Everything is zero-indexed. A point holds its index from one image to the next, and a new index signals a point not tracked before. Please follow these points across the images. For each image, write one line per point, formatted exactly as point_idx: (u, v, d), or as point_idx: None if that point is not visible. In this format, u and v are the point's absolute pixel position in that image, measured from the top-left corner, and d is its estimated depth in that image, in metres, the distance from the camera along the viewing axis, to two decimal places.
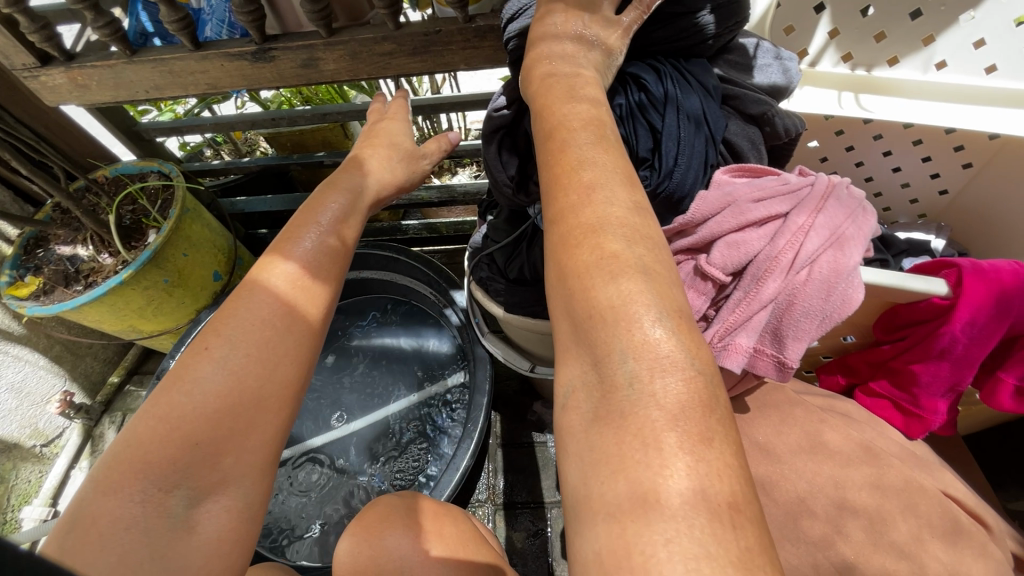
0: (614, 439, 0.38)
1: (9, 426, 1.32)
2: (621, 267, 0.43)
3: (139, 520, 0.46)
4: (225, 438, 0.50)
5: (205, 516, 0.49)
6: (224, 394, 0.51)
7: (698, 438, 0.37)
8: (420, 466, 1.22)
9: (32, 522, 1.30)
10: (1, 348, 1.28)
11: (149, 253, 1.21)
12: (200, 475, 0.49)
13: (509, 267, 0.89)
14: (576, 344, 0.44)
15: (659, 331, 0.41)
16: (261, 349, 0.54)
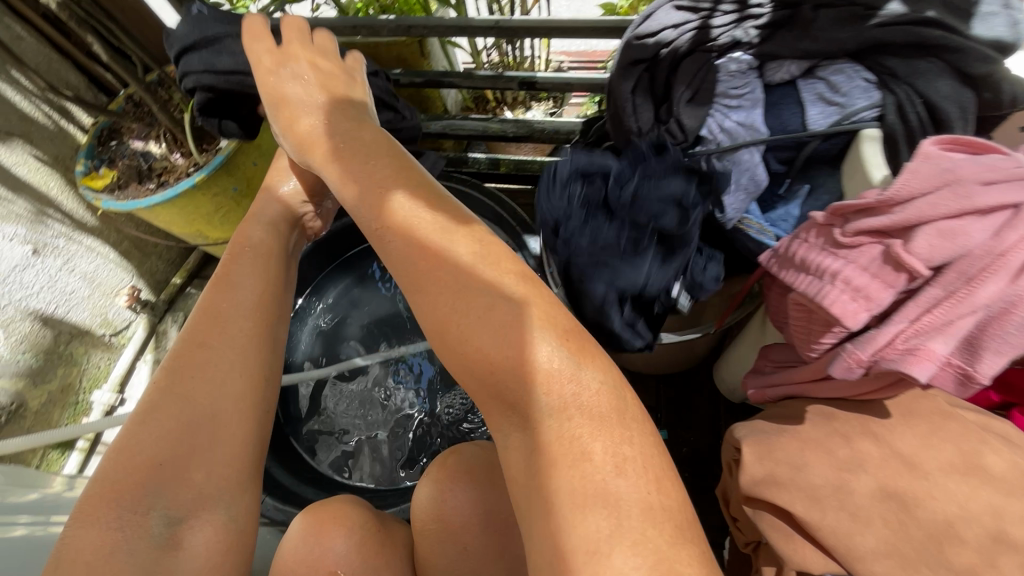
0: (554, 478, 0.42)
1: (83, 313, 1.36)
2: (501, 312, 0.48)
3: (121, 542, 0.49)
4: (185, 459, 0.55)
5: (187, 530, 0.53)
6: (144, 411, 0.55)
7: (619, 460, 0.42)
8: (467, 408, 1.19)
9: (101, 406, 1.37)
10: (75, 238, 1.31)
11: (222, 158, 1.17)
12: (170, 497, 0.53)
13: None
14: (497, 405, 0.49)
15: (568, 385, 0.45)
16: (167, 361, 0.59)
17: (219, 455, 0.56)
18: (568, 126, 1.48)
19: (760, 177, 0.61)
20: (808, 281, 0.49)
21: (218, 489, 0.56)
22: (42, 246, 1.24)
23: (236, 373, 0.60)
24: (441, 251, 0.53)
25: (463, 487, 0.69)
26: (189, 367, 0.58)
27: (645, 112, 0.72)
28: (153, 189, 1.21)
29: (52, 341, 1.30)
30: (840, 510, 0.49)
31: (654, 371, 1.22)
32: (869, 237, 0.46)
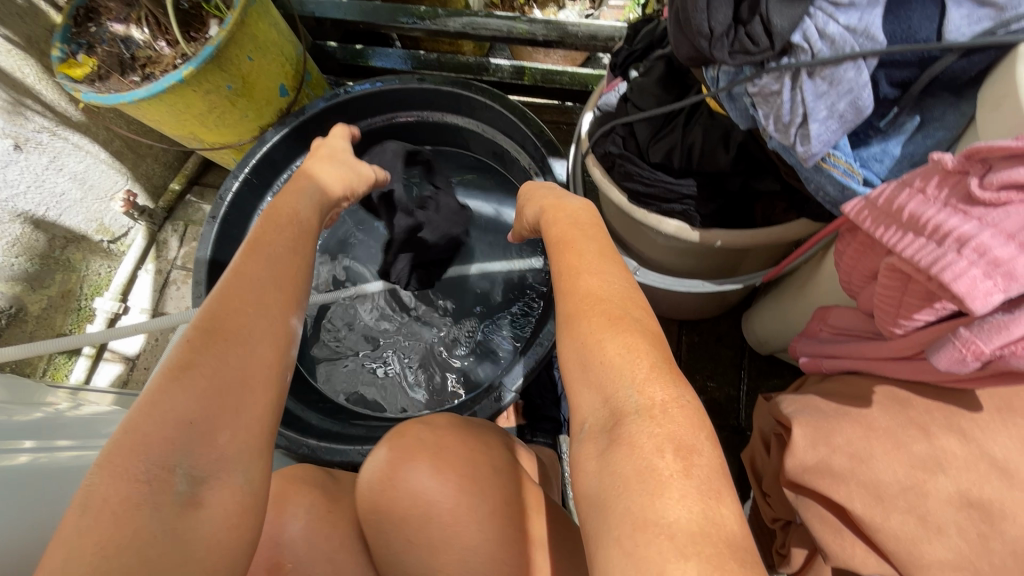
0: (625, 495, 0.37)
1: (76, 218, 1.29)
2: (620, 321, 0.46)
3: (138, 497, 0.41)
4: (221, 413, 0.46)
5: (212, 491, 0.44)
6: (197, 368, 0.47)
7: (685, 459, 0.37)
8: (473, 342, 1.14)
9: (104, 314, 1.34)
10: (60, 134, 1.20)
11: (211, 49, 1.03)
12: (202, 451, 0.45)
13: (654, 147, 0.70)
14: (582, 385, 0.45)
15: (638, 383, 0.42)
16: (216, 319, 0.51)
17: (256, 409, 0.49)
18: (607, 32, 1.28)
19: (866, 103, 0.47)
20: (919, 245, 0.38)
21: (249, 452, 0.47)
22: (23, 141, 1.13)
23: (280, 344, 0.54)
24: (590, 266, 0.53)
25: (416, 470, 0.65)
26: (230, 324, 0.51)
27: (724, 7, 0.50)
28: (138, 83, 1.08)
29: (46, 245, 1.25)
30: (907, 512, 0.43)
31: (678, 315, 1.15)
32: (1021, 191, 0.34)
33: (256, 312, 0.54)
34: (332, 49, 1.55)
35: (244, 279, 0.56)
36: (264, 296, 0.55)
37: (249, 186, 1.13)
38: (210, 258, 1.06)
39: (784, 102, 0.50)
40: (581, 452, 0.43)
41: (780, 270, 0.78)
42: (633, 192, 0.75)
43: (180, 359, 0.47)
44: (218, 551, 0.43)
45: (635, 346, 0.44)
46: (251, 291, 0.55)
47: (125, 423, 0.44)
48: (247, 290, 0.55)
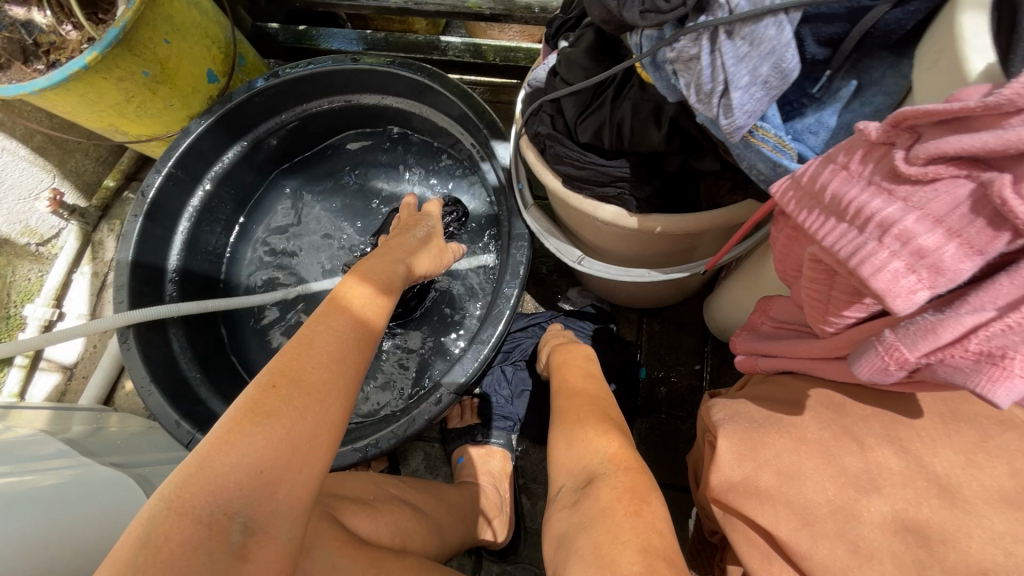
0: (587, 543, 0.43)
1: None
2: (596, 409, 0.60)
3: (195, 541, 0.41)
4: (287, 466, 0.46)
5: (259, 544, 0.43)
6: (273, 415, 0.47)
7: (638, 503, 0.45)
8: (419, 342, 1.07)
9: (36, 321, 1.26)
10: None
11: (116, 31, 0.94)
12: (261, 502, 0.44)
13: (582, 126, 0.64)
14: (563, 453, 0.56)
15: (613, 457, 0.51)
16: (297, 368, 0.51)
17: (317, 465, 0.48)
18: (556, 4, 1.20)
19: (791, 66, 0.40)
20: (839, 232, 0.32)
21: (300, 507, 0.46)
22: None
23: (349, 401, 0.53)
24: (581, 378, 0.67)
25: None
26: (309, 376, 0.51)
27: None
28: (42, 71, 0.99)
29: None
30: (837, 539, 0.37)
31: (636, 303, 1.09)
32: (953, 165, 0.28)
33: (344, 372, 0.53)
34: (273, 31, 1.46)
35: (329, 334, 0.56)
36: (340, 348, 0.55)
37: (175, 181, 1.05)
38: (132, 260, 0.99)
39: (703, 67, 0.44)
40: (554, 505, 0.51)
41: (722, 258, 0.72)
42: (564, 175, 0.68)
43: (263, 404, 0.47)
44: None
45: (608, 426, 0.56)
46: (334, 346, 0.55)
47: (192, 460, 0.44)
48: (331, 345, 0.55)
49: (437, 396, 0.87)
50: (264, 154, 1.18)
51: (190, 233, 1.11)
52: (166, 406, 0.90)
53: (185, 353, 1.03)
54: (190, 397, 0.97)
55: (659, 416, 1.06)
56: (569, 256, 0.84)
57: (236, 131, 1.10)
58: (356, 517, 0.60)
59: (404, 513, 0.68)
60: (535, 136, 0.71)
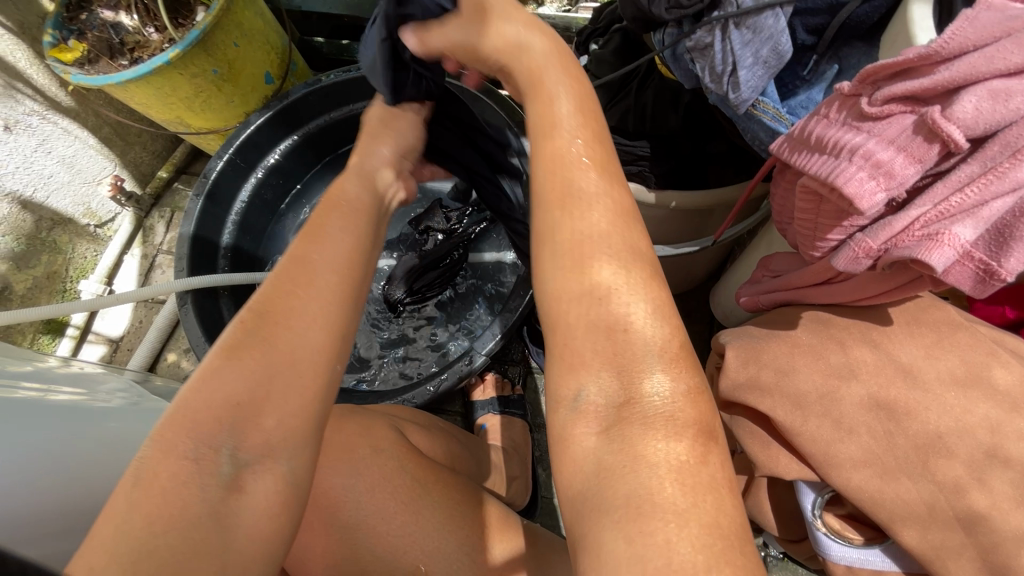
0: (611, 470, 0.36)
1: (64, 201, 1.32)
2: (599, 212, 0.43)
3: (187, 475, 0.39)
4: (273, 396, 0.43)
5: (254, 476, 0.41)
6: (253, 346, 0.44)
7: (697, 451, 0.35)
8: (446, 319, 1.17)
9: (90, 296, 1.36)
10: (50, 118, 1.24)
11: (197, 32, 1.07)
12: (249, 434, 0.41)
13: (609, 111, 0.75)
14: (579, 349, 0.40)
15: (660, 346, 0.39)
16: (271, 298, 0.46)
17: (307, 386, 0.45)
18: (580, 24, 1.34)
19: (785, 49, 0.51)
20: (821, 161, 0.42)
21: (299, 436, 0.44)
22: (13, 123, 1.17)
23: (336, 310, 0.47)
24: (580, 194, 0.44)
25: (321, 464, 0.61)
26: (289, 302, 0.47)
27: None
28: (126, 66, 1.13)
29: (33, 226, 1.27)
30: (823, 416, 0.47)
31: None
32: (901, 104, 0.38)
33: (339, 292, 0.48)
34: (319, 44, 1.60)
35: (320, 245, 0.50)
36: (331, 256, 0.50)
37: (234, 167, 1.16)
38: (192, 234, 1.09)
39: (716, 52, 0.54)
40: (572, 417, 0.39)
41: (726, 233, 0.82)
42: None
43: (245, 335, 0.44)
44: (258, 538, 0.40)
45: (642, 283, 0.41)
46: (317, 258, 0.49)
47: (178, 396, 0.43)
48: (327, 258, 0.49)
49: (467, 359, 0.96)
50: (310, 148, 1.29)
51: (241, 215, 1.21)
52: None
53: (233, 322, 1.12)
54: None
55: None
56: None
57: (289, 125, 1.21)
58: (416, 434, 0.72)
59: (449, 440, 0.80)
60: None
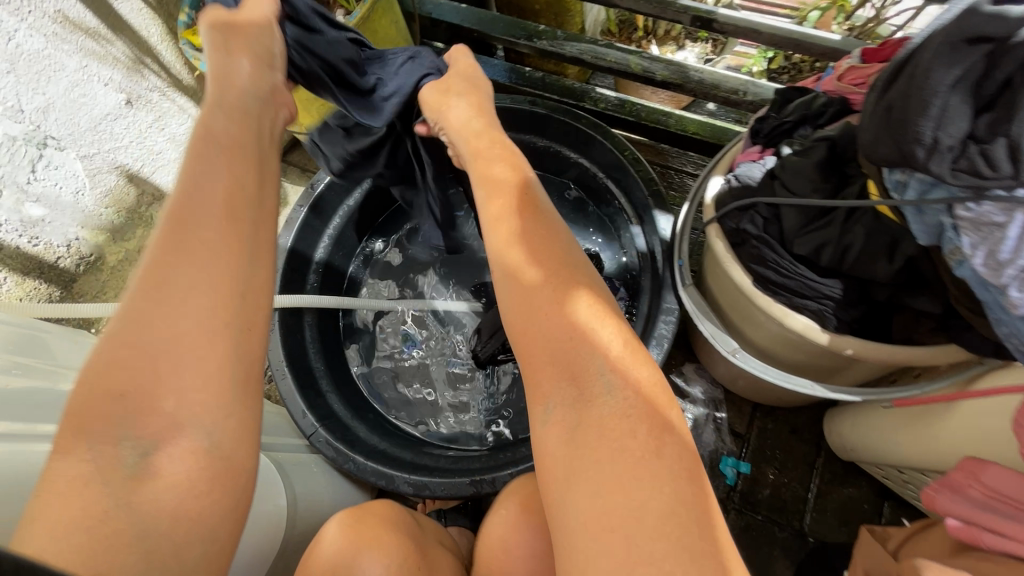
0: (601, 470, 0.46)
1: (167, 177, 1.31)
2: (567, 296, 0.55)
3: (89, 473, 0.39)
4: (161, 379, 0.42)
5: (170, 458, 0.41)
6: (131, 318, 0.44)
7: (657, 441, 0.46)
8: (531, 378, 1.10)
9: None
10: (168, 95, 1.22)
11: None
12: (146, 417, 0.41)
13: (800, 239, 0.64)
14: (556, 380, 0.52)
15: (609, 350, 0.52)
16: (161, 262, 0.46)
17: (208, 363, 0.43)
18: (729, 83, 1.21)
19: None
20: None
21: (211, 411, 0.43)
22: (135, 97, 1.16)
23: (225, 262, 0.47)
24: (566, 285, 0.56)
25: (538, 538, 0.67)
26: (167, 290, 0.44)
27: (960, 122, 0.47)
28: None
29: (134, 200, 1.24)
30: None
31: (757, 397, 1.07)
32: None
33: (167, 254, 0.46)
34: (437, 50, 1.53)
35: (205, 227, 0.48)
36: (200, 236, 0.47)
37: (342, 181, 1.12)
38: (290, 247, 1.06)
39: (1009, 238, 0.47)
40: (543, 432, 0.51)
41: (904, 394, 0.70)
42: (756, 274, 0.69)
43: (139, 321, 0.43)
44: (186, 521, 0.40)
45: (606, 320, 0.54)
46: (204, 231, 0.48)
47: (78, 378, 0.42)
48: (215, 188, 0.51)
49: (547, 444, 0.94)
50: None
51: (339, 230, 1.16)
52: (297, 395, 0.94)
53: (315, 347, 1.07)
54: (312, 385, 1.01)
55: (757, 517, 1.03)
56: (725, 345, 0.83)
57: None
58: None
59: None
60: (734, 228, 0.71)
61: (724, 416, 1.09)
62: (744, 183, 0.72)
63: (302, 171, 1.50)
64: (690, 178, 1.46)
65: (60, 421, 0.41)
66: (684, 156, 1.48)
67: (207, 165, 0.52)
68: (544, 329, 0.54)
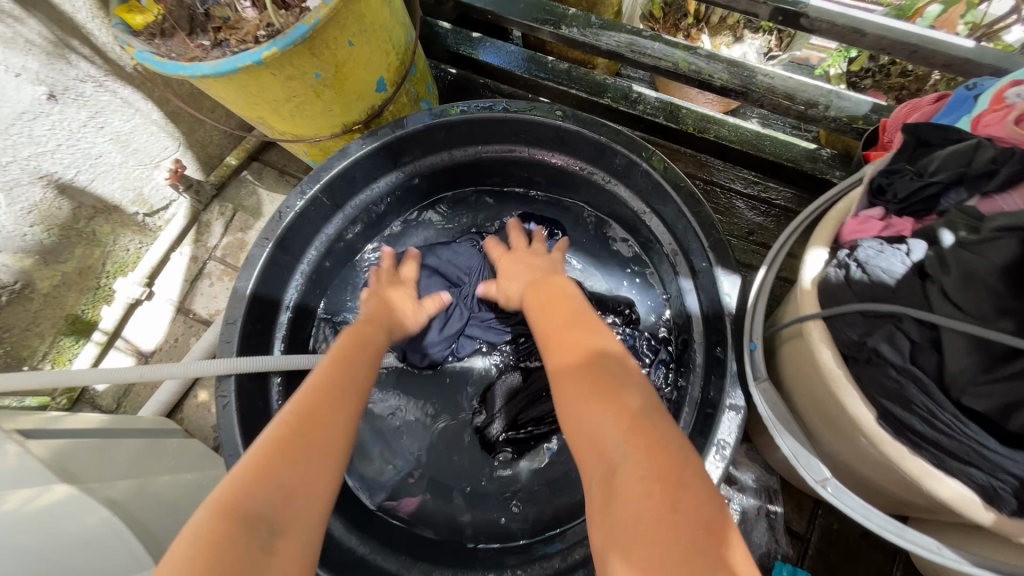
0: None
1: (112, 185, 1.08)
2: (601, 383, 0.55)
3: (221, 539, 0.43)
4: (298, 488, 0.49)
5: (285, 544, 0.45)
6: (306, 418, 0.55)
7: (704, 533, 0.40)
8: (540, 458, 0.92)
9: (126, 298, 1.14)
10: (107, 86, 0.98)
11: (305, 28, 0.78)
12: (288, 503, 0.47)
13: (975, 387, 0.45)
14: (598, 489, 0.48)
15: (624, 431, 0.49)
16: (344, 379, 0.63)
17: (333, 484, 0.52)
18: (808, 93, 0.99)
19: None
20: None
21: (321, 518, 0.49)
22: (60, 90, 0.92)
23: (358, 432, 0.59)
24: (599, 374, 0.56)
25: None
26: (318, 410, 0.57)
27: None
28: (206, 50, 0.85)
29: (70, 215, 1.03)
30: None
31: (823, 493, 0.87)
32: None
33: (314, 390, 0.60)
34: (442, 31, 1.27)
35: (352, 398, 0.61)
36: (353, 398, 0.61)
37: (317, 207, 0.90)
38: (251, 292, 0.84)
39: None
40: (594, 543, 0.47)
41: None
42: (886, 413, 0.49)
43: (309, 436, 0.54)
44: None
45: (621, 401, 0.52)
46: (370, 364, 0.69)
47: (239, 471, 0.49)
48: (359, 368, 0.67)
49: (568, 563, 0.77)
50: (415, 188, 1.01)
51: (315, 265, 0.95)
52: None
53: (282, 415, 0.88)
54: None
55: None
56: (810, 471, 0.63)
57: (396, 159, 0.94)
58: None
59: None
60: (857, 340, 0.51)
61: (780, 511, 0.89)
62: (877, 278, 0.50)
63: (280, 174, 1.26)
64: (741, 199, 1.19)
65: (208, 501, 0.46)
66: (732, 171, 1.20)
67: (348, 357, 0.68)
68: (576, 412, 0.54)
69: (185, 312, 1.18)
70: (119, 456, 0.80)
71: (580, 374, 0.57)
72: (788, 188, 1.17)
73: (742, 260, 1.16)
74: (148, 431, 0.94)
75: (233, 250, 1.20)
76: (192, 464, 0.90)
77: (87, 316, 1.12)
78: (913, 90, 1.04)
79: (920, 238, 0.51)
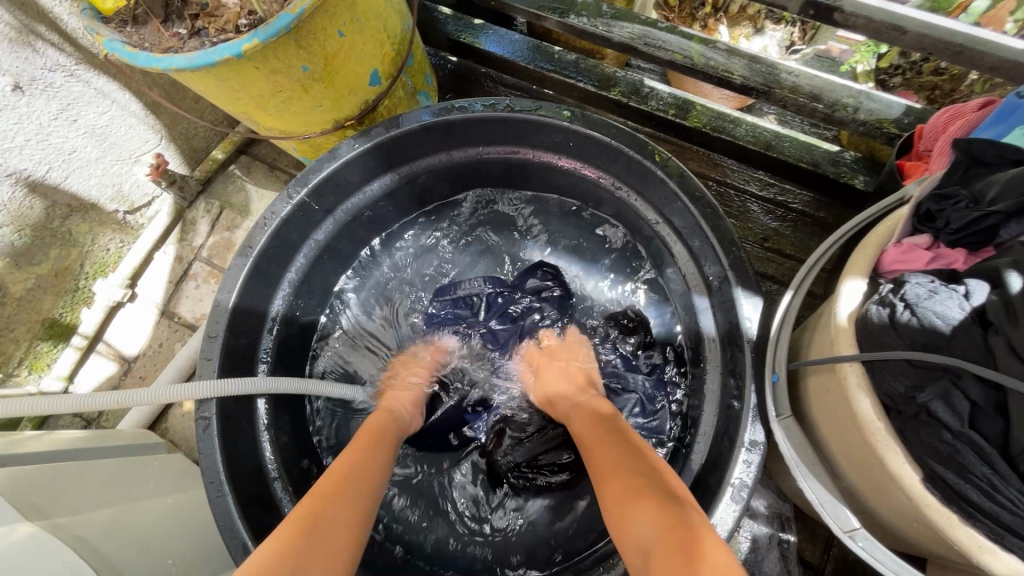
0: None
1: (88, 181, 1.02)
2: (625, 475, 0.58)
3: None
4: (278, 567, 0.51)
5: None
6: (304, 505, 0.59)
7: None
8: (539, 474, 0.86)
9: (106, 300, 1.08)
10: (80, 76, 0.91)
11: (291, 19, 0.71)
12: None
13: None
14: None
15: (649, 517, 0.52)
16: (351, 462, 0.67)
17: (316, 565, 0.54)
18: (836, 93, 0.92)
19: None
20: None
21: None
22: (26, 81, 0.85)
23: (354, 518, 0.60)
24: (625, 469, 0.59)
25: None
26: (334, 487, 0.62)
27: None
28: (184, 40, 0.78)
29: (42, 214, 0.97)
30: None
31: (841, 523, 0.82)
32: None
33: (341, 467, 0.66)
34: (441, 16, 1.19)
35: (355, 480, 0.64)
36: (357, 483, 0.64)
37: (305, 212, 0.83)
38: (234, 305, 0.78)
39: None
40: None
41: None
42: (933, 475, 0.44)
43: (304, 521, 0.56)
44: None
45: (643, 488, 0.55)
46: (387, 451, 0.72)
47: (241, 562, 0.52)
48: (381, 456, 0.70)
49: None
50: (412, 190, 0.95)
51: (303, 273, 0.89)
52: (237, 519, 0.70)
53: (269, 436, 0.83)
54: (262, 492, 0.78)
55: None
56: (835, 518, 0.59)
57: (392, 161, 0.87)
58: None
59: None
60: (904, 394, 0.46)
61: (794, 539, 0.83)
62: (929, 323, 0.45)
63: (270, 169, 1.19)
64: (756, 202, 1.11)
65: None
66: (747, 172, 1.13)
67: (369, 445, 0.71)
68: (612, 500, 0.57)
69: (169, 316, 1.12)
70: (92, 479, 0.75)
71: (608, 474, 0.59)
72: (807, 192, 1.10)
73: (757, 267, 1.08)
74: (128, 448, 0.88)
75: (221, 250, 1.14)
76: (172, 487, 0.86)
77: (66, 319, 1.06)
78: (946, 90, 0.97)
79: (978, 279, 0.47)
